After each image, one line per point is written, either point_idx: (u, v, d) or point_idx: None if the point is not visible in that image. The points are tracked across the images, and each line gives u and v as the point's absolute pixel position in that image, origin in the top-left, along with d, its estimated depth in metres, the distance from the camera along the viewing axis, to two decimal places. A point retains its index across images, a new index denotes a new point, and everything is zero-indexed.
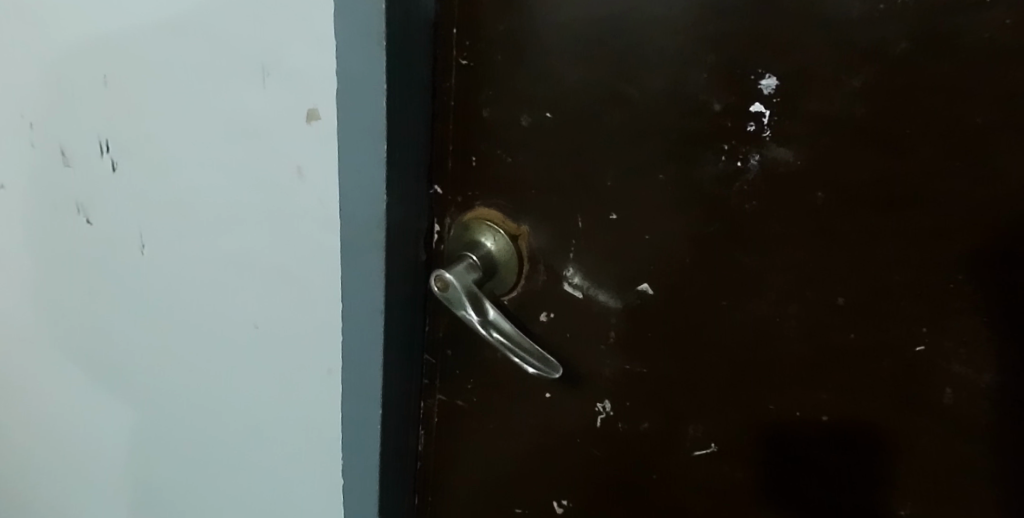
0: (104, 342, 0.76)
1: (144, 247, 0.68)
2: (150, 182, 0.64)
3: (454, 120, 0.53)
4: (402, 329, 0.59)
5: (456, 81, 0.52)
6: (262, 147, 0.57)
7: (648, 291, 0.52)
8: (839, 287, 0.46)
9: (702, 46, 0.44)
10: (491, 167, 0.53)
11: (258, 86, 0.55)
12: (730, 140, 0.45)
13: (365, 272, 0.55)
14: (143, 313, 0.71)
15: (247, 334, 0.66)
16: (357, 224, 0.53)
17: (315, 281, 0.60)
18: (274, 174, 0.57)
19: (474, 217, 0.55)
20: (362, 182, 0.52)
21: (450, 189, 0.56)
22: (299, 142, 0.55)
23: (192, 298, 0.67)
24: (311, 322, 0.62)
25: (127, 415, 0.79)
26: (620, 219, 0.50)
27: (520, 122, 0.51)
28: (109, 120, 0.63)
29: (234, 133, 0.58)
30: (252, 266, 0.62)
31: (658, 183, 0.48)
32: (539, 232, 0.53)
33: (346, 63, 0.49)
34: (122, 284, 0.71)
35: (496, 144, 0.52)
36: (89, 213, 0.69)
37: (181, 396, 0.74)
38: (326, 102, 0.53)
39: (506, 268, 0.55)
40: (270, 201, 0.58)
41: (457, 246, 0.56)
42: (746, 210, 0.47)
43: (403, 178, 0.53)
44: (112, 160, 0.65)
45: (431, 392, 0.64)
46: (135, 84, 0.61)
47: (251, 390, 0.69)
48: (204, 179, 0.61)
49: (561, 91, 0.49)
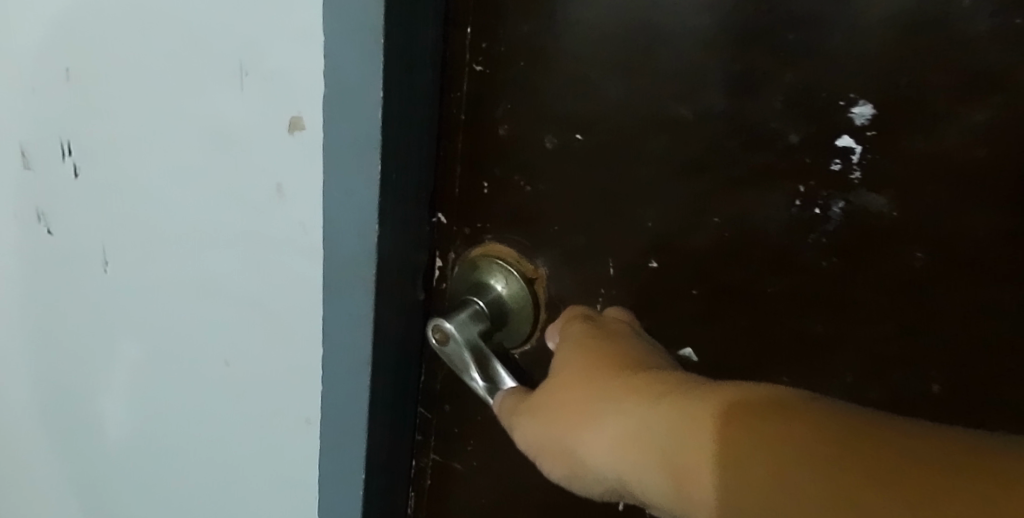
0: (68, 362, 0.68)
1: (107, 263, 0.59)
2: (114, 192, 0.56)
3: (463, 138, 0.44)
4: (392, 379, 0.50)
5: (469, 92, 0.43)
6: (239, 160, 0.48)
7: (691, 356, 0.42)
8: (932, 371, 0.37)
9: (779, 62, 0.35)
10: (506, 196, 0.44)
11: (234, 87, 0.46)
12: (807, 180, 0.36)
13: (351, 313, 0.46)
14: (107, 338, 0.63)
15: (217, 370, 0.57)
16: (343, 257, 0.45)
17: (295, 318, 0.51)
18: (250, 191, 0.48)
19: (483, 254, 0.46)
20: (352, 208, 0.43)
21: (456, 218, 0.47)
22: (279, 155, 0.46)
23: (158, 322, 0.59)
24: (288, 364, 0.53)
25: (89, 444, 0.71)
26: (660, 267, 0.41)
27: (544, 144, 0.42)
28: (71, 119, 0.55)
29: (207, 141, 0.49)
30: (224, 294, 0.54)
31: (710, 228, 0.39)
32: (559, 278, 0.44)
33: (336, 64, 0.40)
34: (85, 302, 0.63)
35: (513, 170, 0.43)
36: (50, 222, 0.61)
37: (146, 431, 0.66)
38: (309, 113, 0.44)
39: (519, 316, 0.46)
40: (245, 221, 0.50)
41: (461, 286, 0.47)
42: (821, 269, 0.37)
43: (400, 206, 0.44)
44: (74, 165, 0.57)
45: (424, 451, 0.55)
46: (98, 78, 0.52)
47: (219, 432, 0.60)
48: (173, 193, 0.53)
49: (594, 109, 0.40)
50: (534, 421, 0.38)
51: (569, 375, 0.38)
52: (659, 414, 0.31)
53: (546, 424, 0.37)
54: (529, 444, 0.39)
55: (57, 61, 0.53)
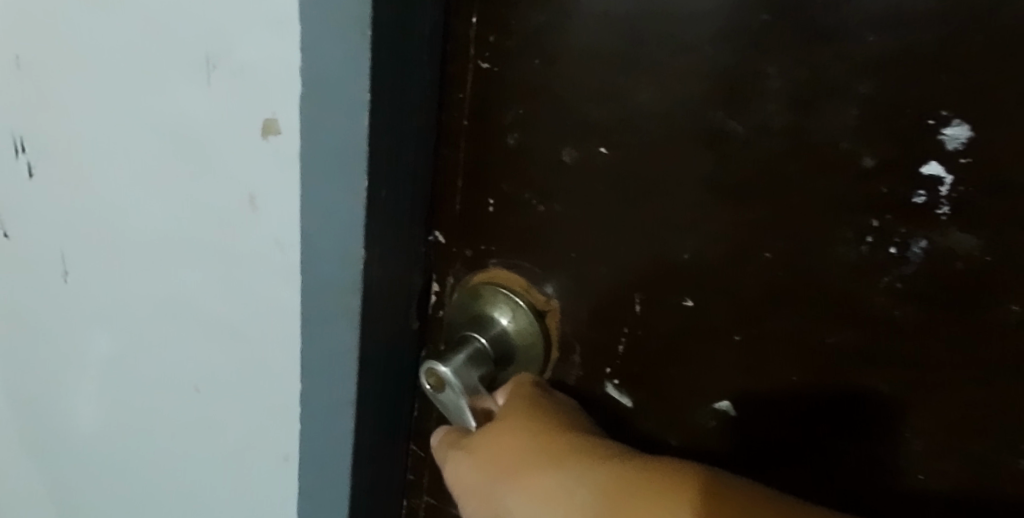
0: (27, 376, 0.61)
1: (67, 272, 0.53)
2: (73, 195, 0.50)
3: (465, 147, 0.38)
4: (381, 416, 0.44)
5: (473, 92, 0.37)
6: (207, 166, 0.42)
7: (728, 410, 0.36)
8: (1020, 443, 0.31)
9: (856, 67, 0.28)
10: (514, 216, 0.38)
11: (200, 81, 0.39)
12: (882, 213, 0.30)
13: (334, 346, 0.40)
14: (67, 354, 0.57)
15: (187, 395, 0.51)
16: (325, 283, 0.39)
17: (272, 345, 0.45)
18: (221, 201, 0.42)
19: (487, 282, 0.40)
20: (335, 228, 0.37)
21: (455, 238, 0.40)
22: (252, 162, 0.40)
23: (123, 339, 0.53)
24: (265, 395, 0.47)
25: (53, 465, 0.65)
26: (696, 307, 0.35)
27: (562, 157, 0.35)
28: (21, 113, 0.49)
29: (171, 142, 0.43)
30: (194, 314, 0.48)
31: (758, 263, 0.33)
32: (574, 312, 0.38)
33: (316, 60, 0.34)
34: (45, 314, 0.57)
35: (523, 186, 0.37)
36: (5, 224, 0.55)
37: (112, 456, 0.60)
38: (286, 114, 0.37)
39: (527, 355, 0.40)
40: (215, 235, 0.43)
41: (461, 317, 0.41)
42: (893, 318, 0.31)
43: (391, 226, 0.38)
44: (28, 163, 0.51)
45: (416, 491, 0.49)
46: (48, 67, 0.45)
47: (188, 462, 0.54)
48: (135, 198, 0.46)
49: (623, 120, 0.33)
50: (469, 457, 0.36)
51: (519, 420, 0.36)
52: (603, 486, 0.31)
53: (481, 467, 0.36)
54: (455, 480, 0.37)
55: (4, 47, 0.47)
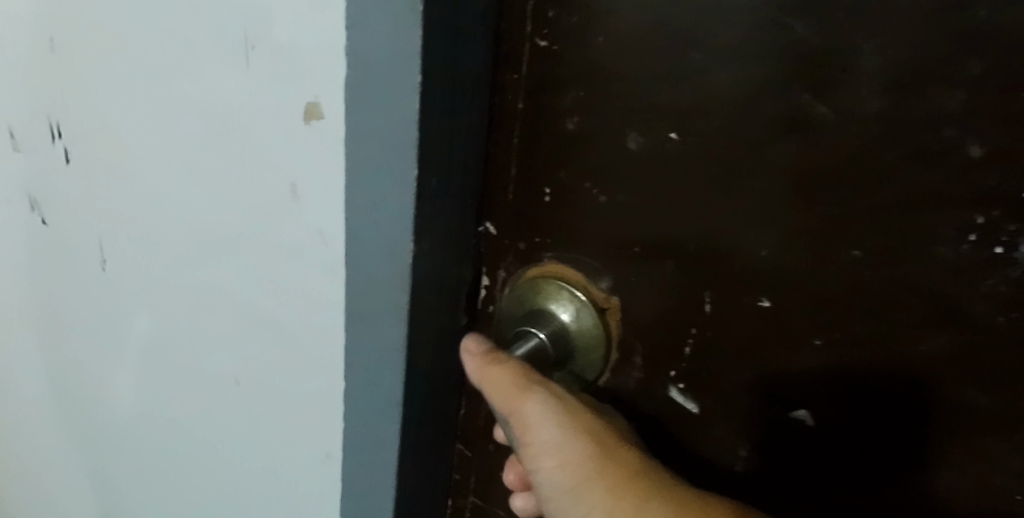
0: (68, 365, 0.61)
1: (105, 261, 0.52)
2: (110, 181, 0.48)
3: (519, 132, 0.35)
4: (427, 415, 0.42)
5: (527, 73, 0.34)
6: (247, 152, 0.40)
7: (806, 420, 0.33)
8: None
9: (968, 44, 0.25)
10: (572, 207, 0.35)
11: (239, 63, 0.37)
12: (989, 208, 0.26)
13: (380, 342, 0.38)
14: (106, 343, 0.56)
15: (227, 388, 0.50)
16: (371, 278, 0.37)
17: (314, 339, 0.43)
18: (261, 189, 0.40)
19: (543, 276, 0.37)
20: (382, 219, 0.35)
21: (507, 230, 0.38)
22: (294, 148, 0.38)
23: (161, 329, 0.52)
24: (307, 390, 0.45)
25: (94, 453, 0.64)
26: (773, 308, 0.32)
27: (627, 143, 0.32)
28: (57, 97, 0.47)
29: (210, 128, 0.41)
30: (234, 305, 0.46)
31: (845, 261, 0.30)
32: (637, 310, 0.35)
33: (363, 39, 0.31)
34: (84, 302, 0.56)
35: (583, 174, 0.34)
36: (44, 211, 0.54)
37: (151, 447, 0.59)
38: (330, 97, 0.35)
39: (585, 356, 0.37)
40: (255, 224, 0.42)
41: (515, 312, 0.38)
42: (996, 326, 0.28)
43: (440, 217, 0.35)
44: (64, 149, 0.49)
45: (462, 491, 0.47)
46: (84, 50, 0.44)
47: (227, 456, 0.53)
48: (173, 186, 0.45)
49: (697, 102, 0.30)
50: (555, 416, 0.35)
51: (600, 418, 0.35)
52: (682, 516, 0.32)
53: (566, 434, 0.35)
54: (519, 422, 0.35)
55: (40, 28, 0.45)
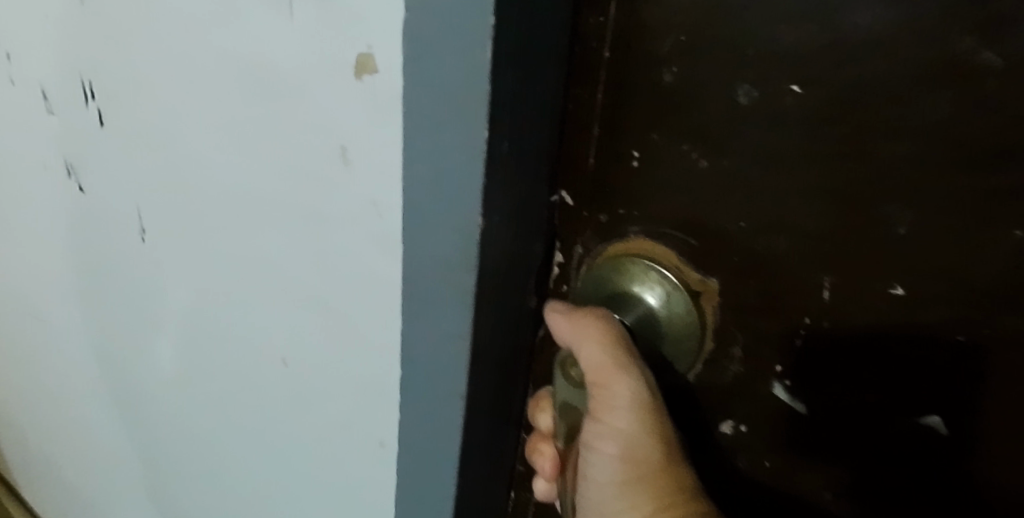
0: (112, 337, 0.58)
1: (144, 232, 0.49)
2: (147, 146, 0.45)
3: (603, 88, 0.30)
4: (490, 406, 0.38)
5: (617, 16, 0.28)
6: (290, 112, 0.36)
7: (937, 428, 0.29)
8: None
9: None
10: (664, 174, 0.30)
11: (284, 10, 0.33)
12: None
13: (442, 327, 0.34)
14: (147, 317, 0.54)
15: (273, 367, 0.47)
16: (432, 255, 0.33)
17: (366, 320, 0.39)
18: (308, 155, 0.36)
19: (628, 254, 0.32)
20: (446, 188, 0.30)
21: (587, 200, 0.33)
22: (343, 108, 0.33)
23: (203, 304, 0.49)
24: (358, 374, 0.42)
25: (139, 426, 0.62)
26: (908, 297, 0.27)
27: (737, 97, 0.27)
28: (90, 54, 0.44)
29: (250, 87, 0.37)
30: (279, 281, 0.42)
31: (1007, 243, 0.25)
32: (739, 295, 0.30)
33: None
34: (125, 274, 0.53)
35: (680, 134, 0.29)
36: (81, 177, 0.51)
37: (196, 423, 0.56)
38: (384, 48, 0.30)
39: (676, 343, 0.33)
40: (302, 193, 0.38)
41: (592, 294, 0.34)
42: None
43: (512, 188, 0.31)
44: (99, 111, 0.46)
45: (526, 483, 0.43)
46: (115, 0, 0.40)
47: (273, 437, 0.50)
48: (213, 150, 0.41)
49: (829, 47, 0.25)
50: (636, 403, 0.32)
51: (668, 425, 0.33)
52: None
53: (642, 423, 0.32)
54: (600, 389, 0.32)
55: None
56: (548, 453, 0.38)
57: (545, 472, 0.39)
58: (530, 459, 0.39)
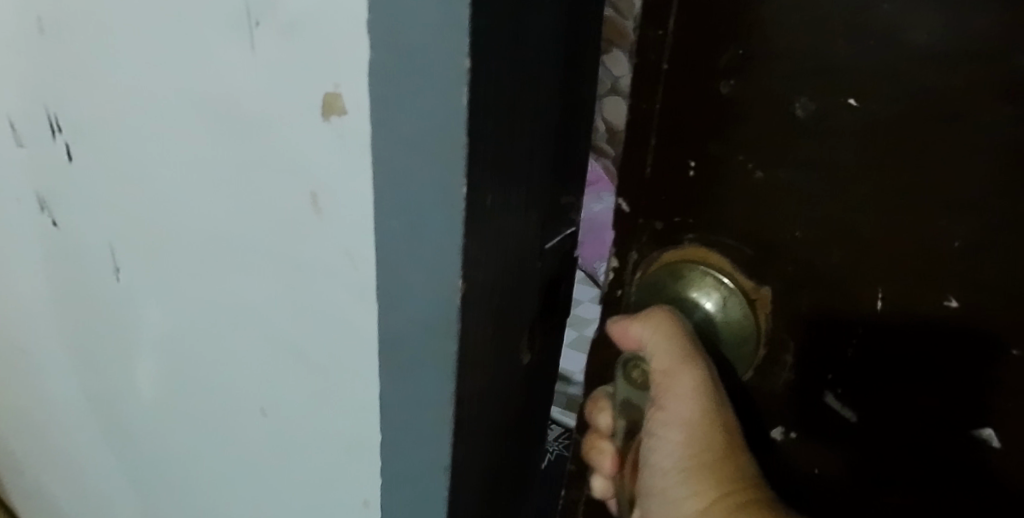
0: (116, 356, 0.64)
1: (119, 272, 0.57)
2: (128, 184, 0.51)
3: (663, 96, 0.30)
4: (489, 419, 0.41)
5: (677, 29, 0.29)
6: (261, 149, 0.40)
7: (990, 440, 0.29)
8: None
9: None
10: (721, 184, 0.30)
11: (251, 63, 0.37)
12: None
13: (415, 363, 0.38)
14: (142, 337, 0.59)
15: (262, 387, 0.50)
16: (404, 302, 0.37)
17: (346, 350, 0.42)
18: (276, 198, 0.41)
19: (685, 260, 0.32)
20: (422, 244, 0.34)
21: (643, 208, 0.33)
22: (318, 158, 0.37)
23: (192, 327, 0.53)
24: (335, 395, 0.45)
25: (155, 439, 0.66)
26: (962, 309, 0.27)
27: (794, 109, 0.27)
28: (82, 106, 0.50)
29: (220, 134, 0.42)
30: (251, 311, 0.47)
31: None
32: (794, 302, 0.31)
33: (392, 23, 0.30)
34: (122, 299, 0.59)
35: (737, 145, 0.29)
36: (55, 214, 0.60)
37: (213, 434, 0.58)
38: (349, 102, 0.34)
39: (735, 344, 0.33)
40: (269, 229, 0.42)
41: (649, 299, 0.35)
42: None
43: (487, 237, 0.34)
44: (66, 147, 0.54)
45: (575, 482, 0.43)
46: (99, 58, 0.46)
47: (285, 444, 0.51)
48: (189, 191, 0.46)
49: (889, 63, 0.25)
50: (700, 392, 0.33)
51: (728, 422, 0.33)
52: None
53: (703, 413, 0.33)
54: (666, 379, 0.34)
55: (29, 11, 0.49)
56: (607, 450, 0.40)
57: (605, 469, 0.40)
58: (588, 457, 0.41)
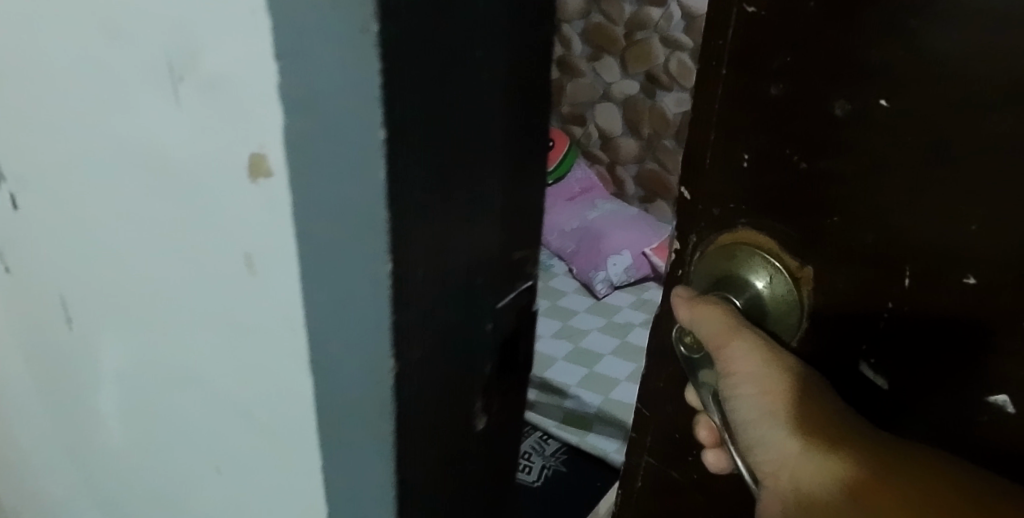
0: (80, 406, 0.61)
1: (69, 321, 0.55)
2: (64, 228, 0.50)
3: (721, 98, 0.36)
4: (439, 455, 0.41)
5: (733, 41, 0.35)
6: (194, 202, 0.39)
7: (1005, 406, 0.31)
8: None
9: None
10: (772, 175, 0.35)
11: (170, 108, 0.37)
12: None
13: (358, 419, 0.38)
14: (102, 385, 0.57)
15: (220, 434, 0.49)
16: (341, 364, 0.37)
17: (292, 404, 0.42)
18: (212, 252, 0.40)
19: (738, 243, 0.38)
20: (360, 303, 0.34)
21: (704, 196, 0.39)
22: (239, 212, 0.37)
23: (148, 376, 0.52)
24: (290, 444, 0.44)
25: (117, 484, 0.64)
26: (980, 286, 0.30)
27: (832, 110, 0.32)
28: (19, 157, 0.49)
29: (152, 181, 0.41)
30: (192, 358, 0.47)
31: None
32: (831, 281, 0.35)
33: (294, 70, 0.30)
34: (75, 351, 0.57)
35: (783, 140, 0.34)
36: (7, 261, 0.57)
37: (175, 479, 0.57)
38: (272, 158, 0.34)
39: (779, 318, 0.38)
40: (203, 277, 0.41)
41: (706, 276, 0.40)
42: None
43: (434, 290, 0.36)
44: (10, 198, 0.52)
45: (636, 449, 0.48)
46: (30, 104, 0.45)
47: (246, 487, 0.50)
48: (126, 237, 0.45)
49: (909, 68, 0.29)
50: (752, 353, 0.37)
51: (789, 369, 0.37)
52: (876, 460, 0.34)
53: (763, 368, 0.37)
54: (721, 352, 0.38)
55: None
56: (702, 422, 0.42)
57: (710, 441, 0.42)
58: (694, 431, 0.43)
